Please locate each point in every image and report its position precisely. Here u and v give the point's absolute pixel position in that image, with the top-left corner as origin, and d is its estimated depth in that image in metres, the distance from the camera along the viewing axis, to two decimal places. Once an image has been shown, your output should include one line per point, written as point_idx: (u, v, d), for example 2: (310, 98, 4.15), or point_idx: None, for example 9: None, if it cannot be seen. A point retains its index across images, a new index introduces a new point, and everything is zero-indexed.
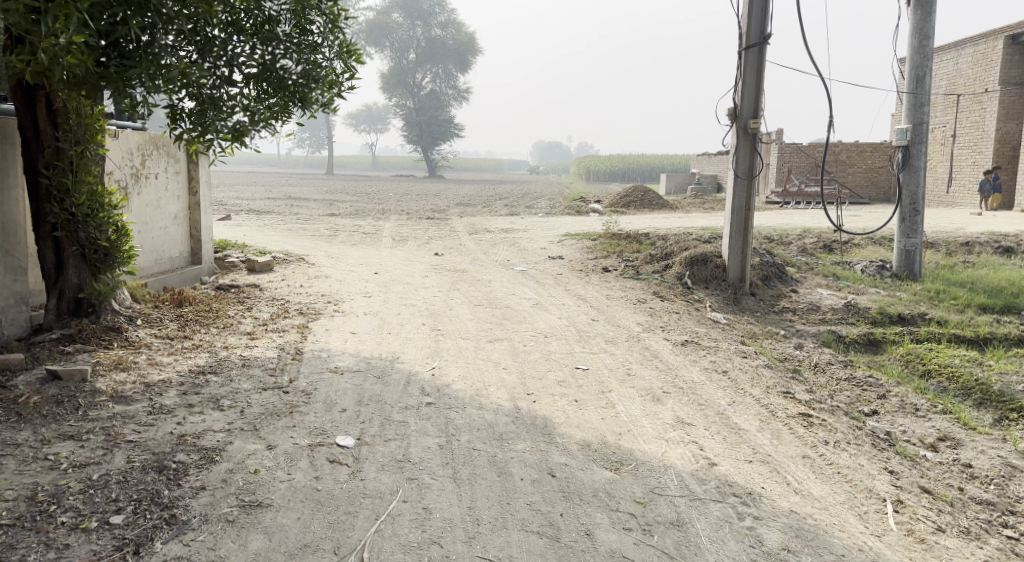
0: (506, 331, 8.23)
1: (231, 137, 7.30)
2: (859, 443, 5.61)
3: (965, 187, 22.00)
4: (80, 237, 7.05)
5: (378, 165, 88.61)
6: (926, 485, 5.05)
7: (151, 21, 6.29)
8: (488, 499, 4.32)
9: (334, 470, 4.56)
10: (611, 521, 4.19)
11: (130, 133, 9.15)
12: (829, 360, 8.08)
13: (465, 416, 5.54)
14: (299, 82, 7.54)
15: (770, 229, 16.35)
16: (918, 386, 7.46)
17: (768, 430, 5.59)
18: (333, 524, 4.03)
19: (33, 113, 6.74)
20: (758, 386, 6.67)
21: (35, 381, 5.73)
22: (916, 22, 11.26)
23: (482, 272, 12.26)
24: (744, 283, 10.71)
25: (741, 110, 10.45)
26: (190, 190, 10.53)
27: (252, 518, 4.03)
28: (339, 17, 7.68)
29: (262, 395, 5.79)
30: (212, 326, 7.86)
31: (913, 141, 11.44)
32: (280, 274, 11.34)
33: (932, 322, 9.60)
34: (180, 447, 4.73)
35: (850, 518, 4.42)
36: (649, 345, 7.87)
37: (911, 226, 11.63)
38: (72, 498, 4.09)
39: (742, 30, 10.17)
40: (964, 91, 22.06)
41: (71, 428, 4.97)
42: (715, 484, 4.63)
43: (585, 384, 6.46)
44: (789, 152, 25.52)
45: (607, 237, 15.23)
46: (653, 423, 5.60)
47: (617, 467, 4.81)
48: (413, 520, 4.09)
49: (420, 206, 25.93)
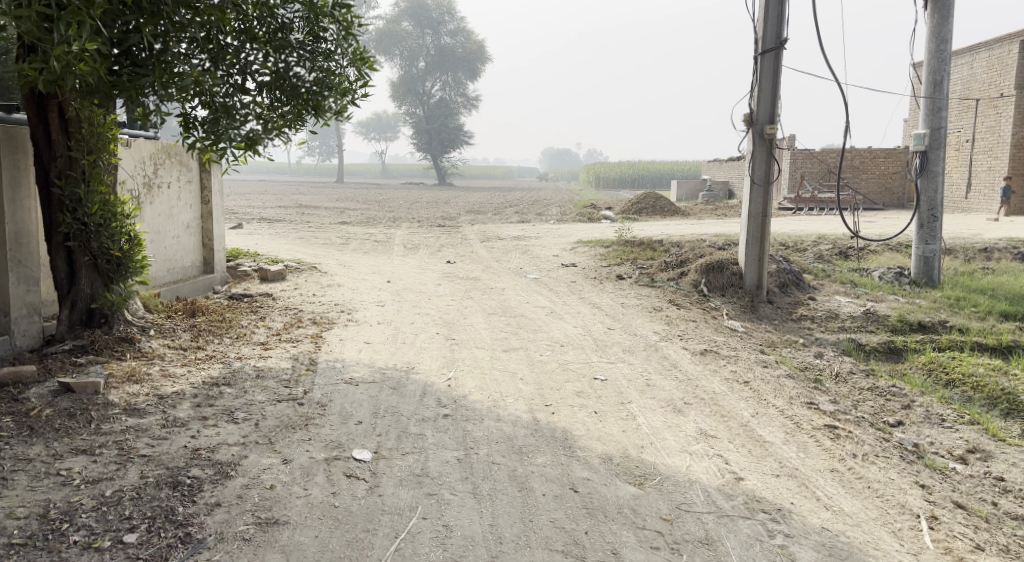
0: (522, 340, 8.12)
1: (245, 147, 7.12)
2: (888, 456, 5.45)
3: (982, 192, 21.79)
4: (92, 246, 6.99)
5: (388, 173, 88.82)
6: (960, 499, 4.91)
7: (164, 29, 6.21)
8: (510, 516, 4.21)
9: (352, 485, 4.46)
10: (638, 539, 4.07)
11: (142, 141, 9.10)
12: (851, 369, 7.93)
13: (482, 429, 5.42)
14: (312, 89, 7.46)
15: (784, 235, 16.18)
16: (943, 396, 7.30)
17: (794, 443, 5.45)
18: (351, 543, 3.92)
19: (46, 123, 6.68)
20: (781, 397, 6.52)
21: (47, 393, 5.65)
22: (934, 26, 11.11)
23: (495, 280, 12.16)
24: (761, 290, 10.59)
25: (757, 116, 10.33)
26: (203, 199, 10.48)
27: (268, 536, 3.92)
28: (352, 25, 7.58)
29: (276, 408, 5.68)
30: (225, 336, 7.78)
31: (931, 147, 11.27)
32: (292, 283, 11.27)
33: (953, 330, 9.43)
34: (195, 462, 4.64)
35: (884, 536, 4.28)
36: (667, 354, 7.75)
37: (929, 233, 11.46)
38: (84, 516, 4.00)
39: (758, 35, 10.06)
40: (979, 96, 21.83)
41: (84, 442, 4.88)
42: (743, 500, 4.50)
43: (605, 395, 6.33)
44: (801, 157, 25.33)
45: (621, 244, 15.10)
46: (676, 436, 5.47)
47: (641, 483, 4.68)
48: (433, 539, 3.98)
49: (430, 214, 25.85)
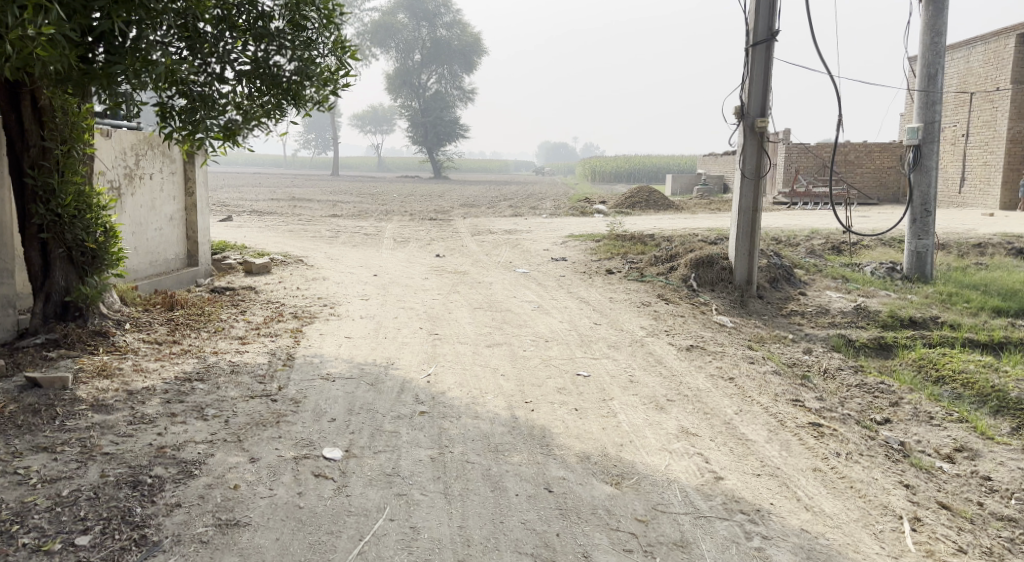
0: (506, 335, 7.99)
1: (223, 136, 7.06)
2: (872, 454, 5.33)
3: (976, 187, 21.70)
4: (66, 238, 6.81)
5: (384, 166, 88.62)
6: (944, 499, 4.79)
7: (138, 17, 6.03)
8: (480, 518, 4.09)
9: (319, 485, 4.33)
10: (611, 542, 3.95)
11: (122, 133, 8.92)
12: (839, 365, 7.81)
13: (459, 426, 5.29)
14: (293, 79, 7.26)
15: (778, 230, 16.08)
16: (931, 393, 7.20)
17: (778, 442, 5.33)
18: (313, 545, 3.80)
19: (18, 112, 6.52)
20: (766, 394, 6.40)
21: (13, 388, 5.50)
22: (928, 19, 10.96)
23: (484, 274, 12.04)
24: (751, 285, 10.46)
25: (748, 109, 10.18)
26: (186, 190, 10.31)
27: (227, 539, 3.80)
28: (333, 13, 7.43)
29: (248, 404, 5.55)
30: (202, 330, 7.63)
31: (924, 141, 11.13)
32: (277, 276, 11.12)
33: (944, 326, 9.32)
34: (158, 460, 4.51)
35: (865, 538, 4.17)
36: (653, 350, 7.62)
37: (922, 228, 11.33)
38: (36, 518, 3.87)
39: (749, 27, 9.92)
40: (975, 90, 21.70)
41: (46, 440, 4.74)
42: (721, 501, 4.38)
43: (587, 392, 6.21)
44: (797, 151, 25.15)
45: (612, 238, 14.99)
46: (656, 434, 5.35)
47: (617, 482, 4.56)
48: (399, 541, 3.86)
49: (423, 206, 25.66)
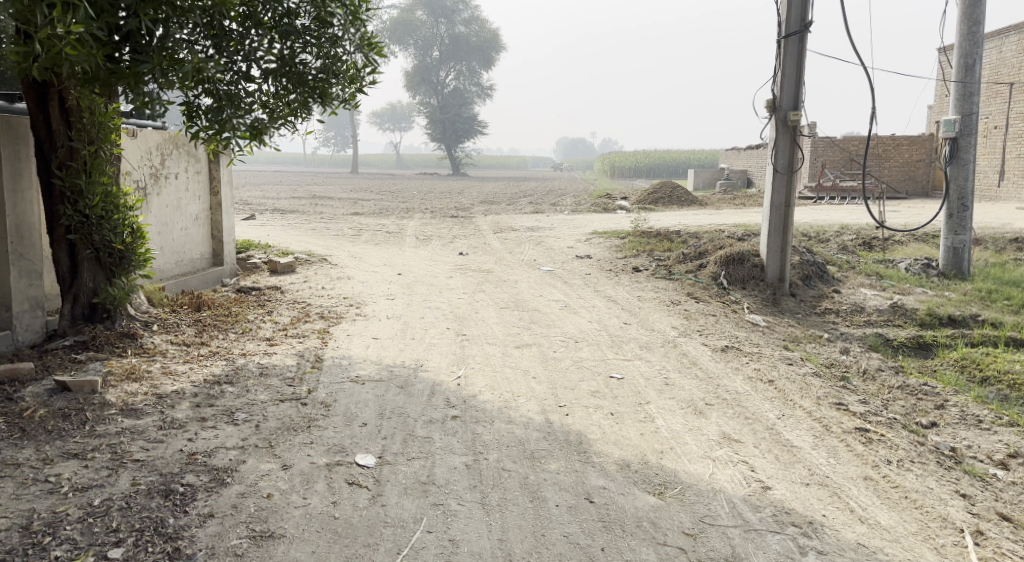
0: (535, 336, 7.84)
1: (249, 136, 6.93)
2: (924, 461, 5.12)
3: (1011, 180, 21.21)
4: (93, 240, 6.71)
5: (403, 163, 88.70)
6: (1004, 510, 4.56)
7: (166, 14, 5.90)
8: (520, 530, 3.95)
9: (354, 494, 4.21)
10: (659, 557, 3.81)
11: (147, 132, 8.86)
12: (879, 366, 7.57)
13: (492, 431, 5.16)
14: (320, 76, 7.12)
15: (806, 226, 15.81)
16: (977, 395, 6.95)
17: (824, 448, 5.15)
18: (350, 558, 3.69)
19: (46, 112, 6.41)
20: (808, 398, 6.20)
21: (43, 392, 5.43)
22: (966, 7, 10.60)
23: (508, 272, 11.91)
24: (784, 283, 10.24)
25: (780, 102, 9.94)
26: (211, 189, 10.24)
27: (261, 551, 3.70)
28: (360, 10, 7.29)
29: (278, 409, 5.43)
30: (230, 331, 7.55)
31: (961, 133, 10.79)
32: (302, 276, 11.02)
33: (985, 324, 9.06)
34: (189, 467, 4.41)
35: (926, 553, 3.98)
36: (686, 351, 7.44)
37: (959, 223, 11.02)
38: (68, 529, 3.79)
39: (782, 18, 9.68)
40: (1010, 81, 21.22)
41: (76, 446, 4.66)
42: (771, 513, 4.21)
43: (622, 395, 6.04)
44: (823, 146, 24.74)
45: (636, 235, 14.78)
46: (696, 440, 5.17)
47: (660, 492, 4.40)
48: (439, 555, 3.74)
49: (442, 205, 25.45)
